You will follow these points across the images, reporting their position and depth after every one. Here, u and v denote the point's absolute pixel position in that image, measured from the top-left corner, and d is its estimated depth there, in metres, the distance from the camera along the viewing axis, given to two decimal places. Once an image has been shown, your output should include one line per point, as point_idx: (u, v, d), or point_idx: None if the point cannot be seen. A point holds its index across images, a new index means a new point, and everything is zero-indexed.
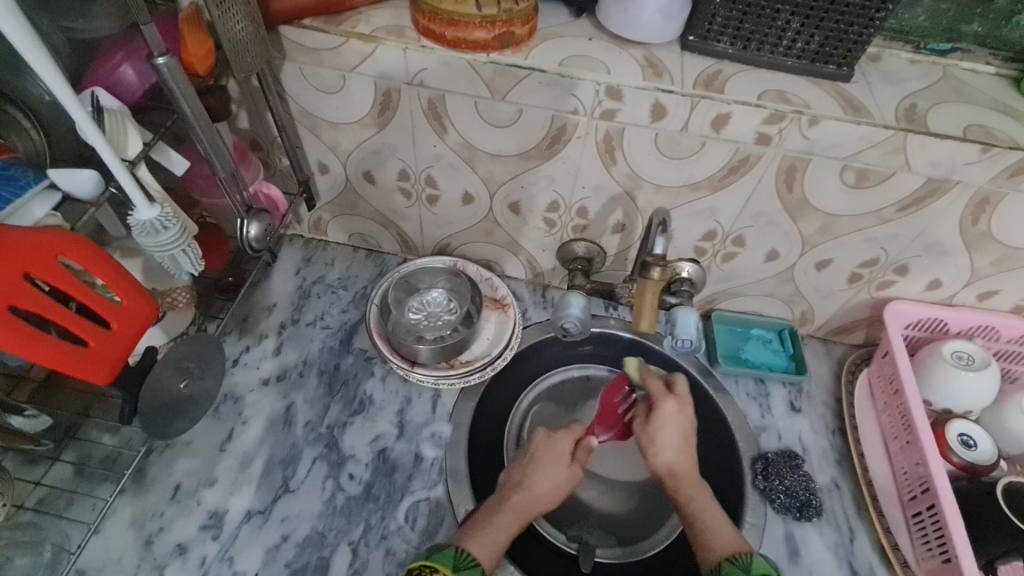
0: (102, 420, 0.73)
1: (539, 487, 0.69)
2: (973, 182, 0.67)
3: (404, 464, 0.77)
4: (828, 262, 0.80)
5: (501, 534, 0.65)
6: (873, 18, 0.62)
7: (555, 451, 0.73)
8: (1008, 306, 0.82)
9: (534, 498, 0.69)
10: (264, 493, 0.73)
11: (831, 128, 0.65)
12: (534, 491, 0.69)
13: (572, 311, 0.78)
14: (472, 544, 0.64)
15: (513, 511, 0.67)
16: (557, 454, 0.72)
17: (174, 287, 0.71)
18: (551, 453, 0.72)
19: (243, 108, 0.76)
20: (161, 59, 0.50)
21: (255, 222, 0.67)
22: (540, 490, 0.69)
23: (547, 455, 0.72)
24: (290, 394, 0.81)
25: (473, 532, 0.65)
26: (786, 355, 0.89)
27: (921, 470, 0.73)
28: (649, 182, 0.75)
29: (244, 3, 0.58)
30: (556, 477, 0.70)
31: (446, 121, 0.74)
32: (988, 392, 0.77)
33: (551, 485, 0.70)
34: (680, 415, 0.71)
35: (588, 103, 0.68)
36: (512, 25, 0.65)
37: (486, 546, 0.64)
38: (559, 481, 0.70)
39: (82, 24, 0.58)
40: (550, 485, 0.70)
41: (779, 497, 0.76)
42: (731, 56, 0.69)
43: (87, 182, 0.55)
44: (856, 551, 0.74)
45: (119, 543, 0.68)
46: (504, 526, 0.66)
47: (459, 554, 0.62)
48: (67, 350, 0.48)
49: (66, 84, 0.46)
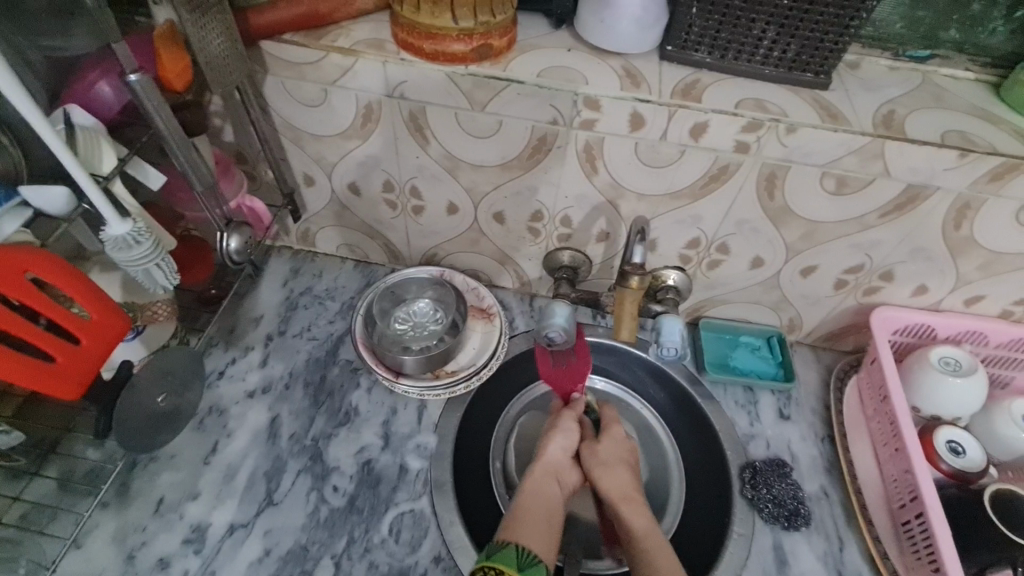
0: (84, 434, 0.73)
1: (559, 459, 0.75)
2: (953, 187, 0.67)
3: (389, 476, 0.76)
4: (812, 268, 0.80)
5: (544, 508, 0.68)
6: (848, 26, 0.62)
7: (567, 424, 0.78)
8: (995, 311, 0.81)
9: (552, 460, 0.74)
10: (248, 506, 0.73)
11: (808, 136, 0.65)
12: (559, 467, 0.74)
13: (555, 321, 0.77)
14: (527, 538, 0.64)
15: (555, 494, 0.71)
16: (568, 421, 0.78)
17: (153, 301, 0.70)
18: (567, 419, 0.79)
19: (227, 122, 0.77)
20: (133, 76, 0.50)
21: (236, 235, 0.66)
22: (563, 466, 0.75)
23: (563, 425, 0.78)
24: (275, 406, 0.81)
25: (523, 520, 0.66)
26: (775, 363, 0.88)
27: (909, 478, 0.72)
28: (630, 191, 0.75)
29: (222, 20, 0.59)
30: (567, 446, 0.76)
31: (427, 133, 0.74)
32: (975, 398, 0.76)
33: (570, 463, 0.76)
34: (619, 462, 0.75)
35: (567, 113, 0.68)
36: (489, 38, 0.66)
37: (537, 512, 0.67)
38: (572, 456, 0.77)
39: (62, 42, 0.58)
40: (564, 461, 0.75)
41: (767, 507, 0.75)
42: (708, 65, 0.69)
43: (59, 199, 0.55)
44: (845, 560, 0.73)
45: (101, 558, 0.68)
46: (553, 503, 0.70)
47: (520, 550, 0.62)
48: (32, 365, 0.48)
49: (32, 102, 0.46)
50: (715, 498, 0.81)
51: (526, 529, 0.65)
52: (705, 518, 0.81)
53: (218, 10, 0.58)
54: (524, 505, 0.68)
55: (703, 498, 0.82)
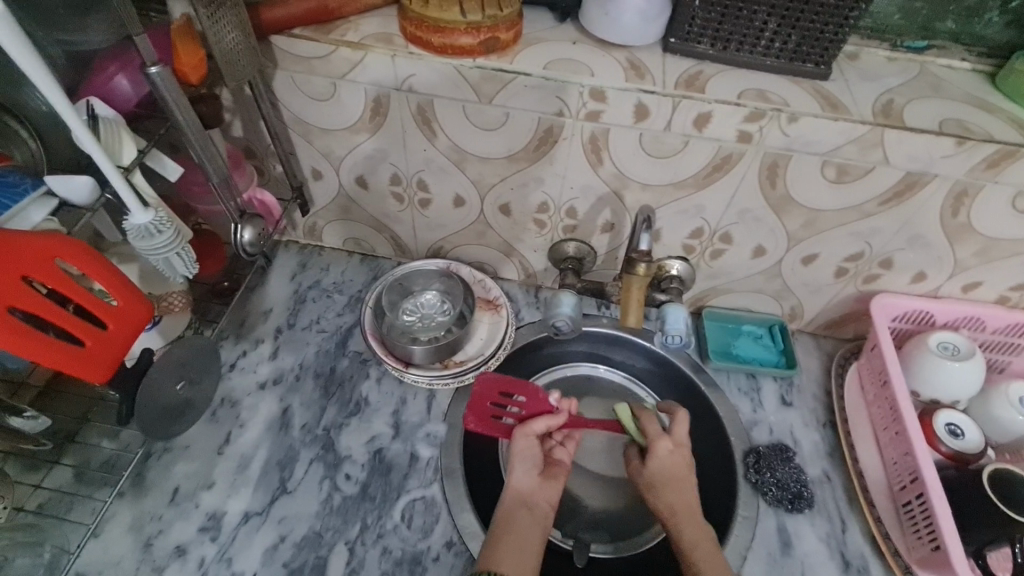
0: (101, 424, 0.75)
1: (523, 485, 0.73)
2: (951, 174, 0.68)
3: (400, 464, 0.77)
4: (813, 256, 0.82)
5: (517, 539, 0.67)
6: (847, 18, 0.64)
7: (525, 443, 0.75)
8: (992, 297, 0.83)
9: (520, 490, 0.72)
10: (262, 495, 0.74)
11: (810, 125, 0.67)
12: (527, 492, 0.72)
13: (562, 310, 0.80)
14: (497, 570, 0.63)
15: (529, 521, 0.70)
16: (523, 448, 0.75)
17: (171, 291, 0.71)
18: (522, 442, 0.75)
19: (236, 117, 0.78)
20: (153, 69, 0.51)
21: (249, 227, 0.68)
22: (531, 490, 0.72)
23: (518, 450, 0.75)
24: (286, 397, 0.82)
25: (495, 554, 0.65)
26: (777, 350, 0.90)
27: (909, 460, 0.74)
28: (635, 181, 0.76)
29: (235, 14, 0.59)
30: (529, 466, 0.74)
31: (435, 126, 0.75)
32: (973, 382, 0.78)
33: (541, 486, 0.73)
34: (676, 455, 0.73)
35: (573, 105, 0.70)
36: (497, 31, 0.67)
37: (511, 548, 0.66)
38: (539, 476, 0.74)
39: (79, 36, 0.59)
40: (532, 483, 0.73)
41: (771, 490, 0.77)
42: (711, 57, 0.70)
43: (83, 189, 0.56)
44: (848, 542, 0.75)
45: (119, 546, 0.69)
46: (528, 534, 0.68)
47: None
48: (65, 350, 0.50)
49: (61, 93, 0.47)
50: (720, 483, 0.82)
51: (496, 561, 0.64)
52: (710, 503, 0.82)
53: (233, 4, 0.59)
54: (499, 535, 0.67)
55: (708, 484, 0.84)
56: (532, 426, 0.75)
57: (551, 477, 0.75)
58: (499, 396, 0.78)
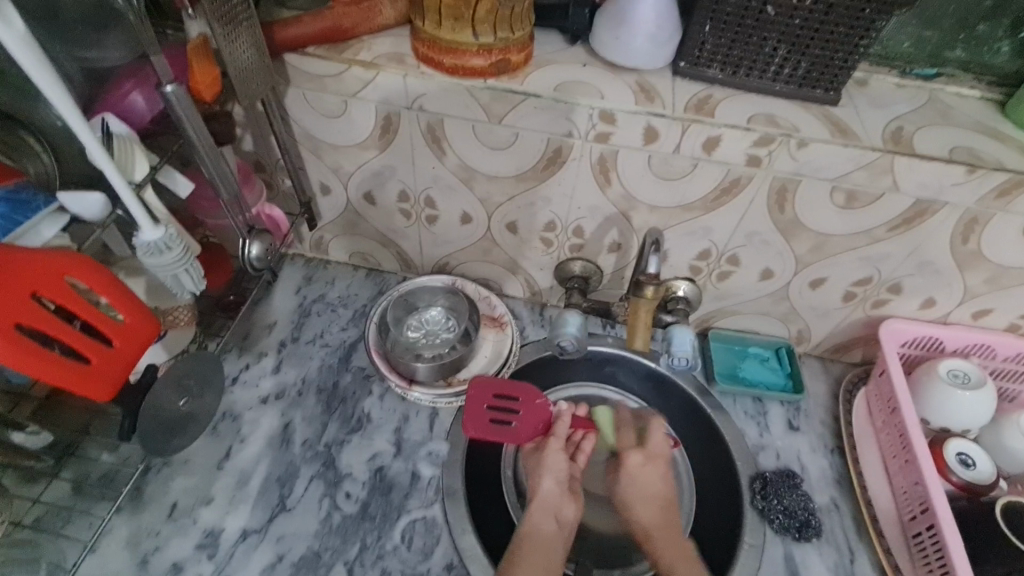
0: (103, 437, 0.74)
1: (550, 493, 0.77)
2: (961, 203, 0.68)
3: (402, 483, 0.76)
4: (822, 280, 0.81)
5: (541, 552, 0.70)
6: (857, 45, 0.64)
7: (555, 456, 0.79)
8: (1003, 324, 0.82)
9: (541, 500, 0.76)
10: (261, 512, 0.73)
11: (819, 151, 0.67)
12: (552, 503, 0.76)
13: (568, 330, 0.79)
14: None
15: (551, 535, 0.73)
16: (551, 456, 0.79)
17: (176, 306, 0.71)
18: (551, 452, 0.80)
19: (247, 132, 0.79)
20: (169, 87, 0.52)
21: (257, 241, 0.68)
22: (559, 502, 0.76)
23: (547, 461, 0.79)
24: (288, 412, 0.81)
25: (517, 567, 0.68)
26: (783, 374, 0.89)
27: (920, 490, 0.72)
28: (643, 203, 0.77)
29: (250, 34, 0.60)
30: (558, 478, 0.78)
31: (444, 144, 0.76)
32: (984, 410, 0.77)
33: (565, 500, 0.77)
34: (647, 467, 0.80)
35: (583, 126, 0.70)
36: (508, 53, 0.68)
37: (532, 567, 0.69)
38: (566, 489, 0.78)
39: (97, 53, 0.61)
40: (561, 496, 0.77)
41: (777, 518, 0.75)
42: (720, 81, 0.71)
43: (94, 205, 0.57)
44: (856, 573, 0.73)
45: (115, 562, 0.68)
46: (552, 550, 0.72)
47: None
48: (67, 366, 0.49)
49: (78, 112, 0.48)
50: (727, 508, 0.81)
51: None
52: (717, 528, 0.81)
53: (247, 24, 0.59)
54: (521, 548, 0.70)
55: (713, 510, 0.83)
56: (554, 437, 0.80)
57: (573, 495, 0.79)
58: (494, 399, 0.79)
